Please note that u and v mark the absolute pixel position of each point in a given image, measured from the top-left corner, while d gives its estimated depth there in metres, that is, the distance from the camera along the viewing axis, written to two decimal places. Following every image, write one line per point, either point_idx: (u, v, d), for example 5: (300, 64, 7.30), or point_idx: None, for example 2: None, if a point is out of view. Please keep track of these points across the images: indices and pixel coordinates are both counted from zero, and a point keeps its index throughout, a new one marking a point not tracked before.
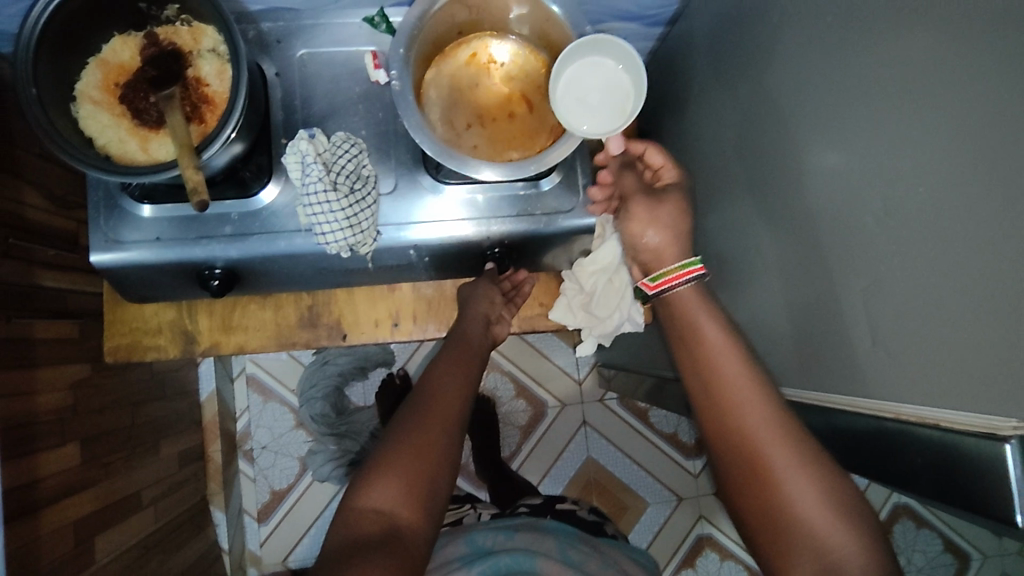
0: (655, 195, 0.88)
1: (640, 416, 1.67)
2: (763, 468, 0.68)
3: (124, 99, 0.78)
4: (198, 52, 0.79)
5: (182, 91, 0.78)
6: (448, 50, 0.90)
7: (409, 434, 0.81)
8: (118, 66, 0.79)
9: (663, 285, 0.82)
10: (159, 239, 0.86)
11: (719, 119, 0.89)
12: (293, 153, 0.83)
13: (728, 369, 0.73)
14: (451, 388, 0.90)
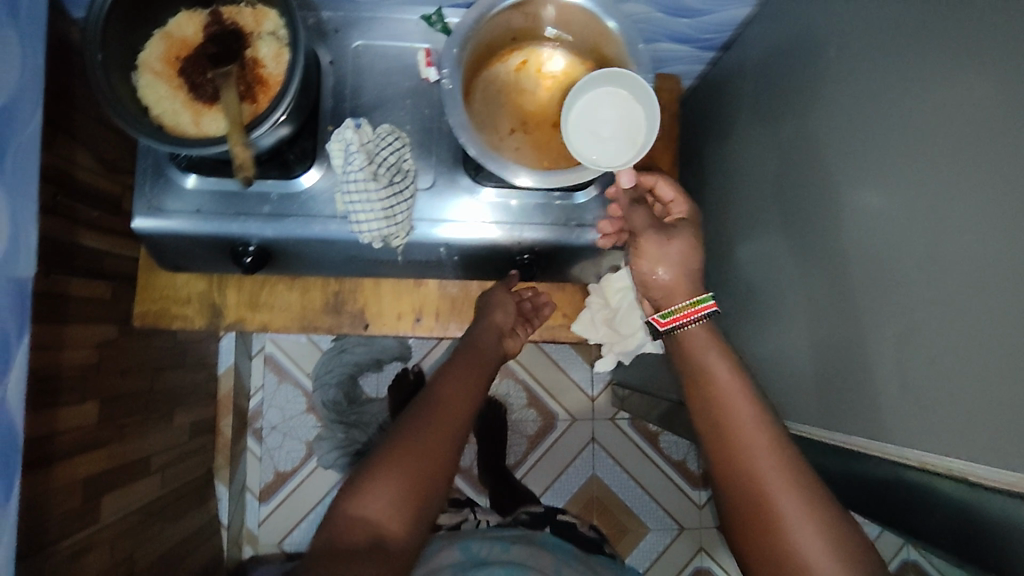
0: (665, 231, 0.84)
1: (650, 440, 1.65)
2: (769, 511, 0.66)
3: (182, 73, 0.80)
4: (259, 34, 0.81)
5: (239, 70, 0.80)
6: (500, 55, 0.92)
7: (410, 443, 0.78)
8: (180, 41, 0.81)
9: (675, 323, 0.80)
10: (199, 211, 0.87)
11: (761, 149, 0.88)
12: (338, 140, 0.84)
13: (741, 411, 0.72)
14: (460, 396, 0.86)
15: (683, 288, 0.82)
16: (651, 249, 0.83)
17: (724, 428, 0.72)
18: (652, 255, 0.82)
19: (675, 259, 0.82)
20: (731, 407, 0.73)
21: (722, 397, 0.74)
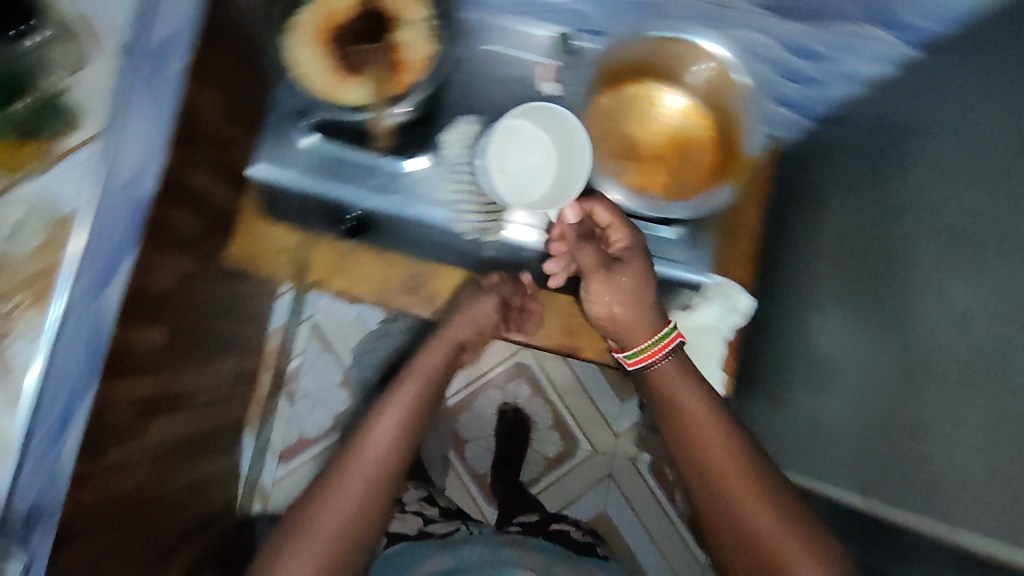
0: (613, 267, 0.94)
1: (666, 490, 1.63)
2: (751, 527, 0.80)
3: (328, 41, 0.84)
4: (404, 19, 0.86)
5: (381, 50, 0.85)
6: (624, 84, 0.97)
7: (325, 519, 0.86)
8: (330, 10, 0.84)
9: (642, 360, 0.94)
10: (310, 171, 0.91)
11: (845, 225, 0.93)
12: (456, 133, 0.93)
13: (713, 444, 0.86)
14: (380, 443, 0.92)
15: (641, 329, 0.94)
16: (601, 283, 0.95)
17: (702, 453, 0.86)
18: (602, 294, 0.95)
19: (617, 293, 0.94)
20: (704, 428, 0.87)
21: (694, 420, 0.88)
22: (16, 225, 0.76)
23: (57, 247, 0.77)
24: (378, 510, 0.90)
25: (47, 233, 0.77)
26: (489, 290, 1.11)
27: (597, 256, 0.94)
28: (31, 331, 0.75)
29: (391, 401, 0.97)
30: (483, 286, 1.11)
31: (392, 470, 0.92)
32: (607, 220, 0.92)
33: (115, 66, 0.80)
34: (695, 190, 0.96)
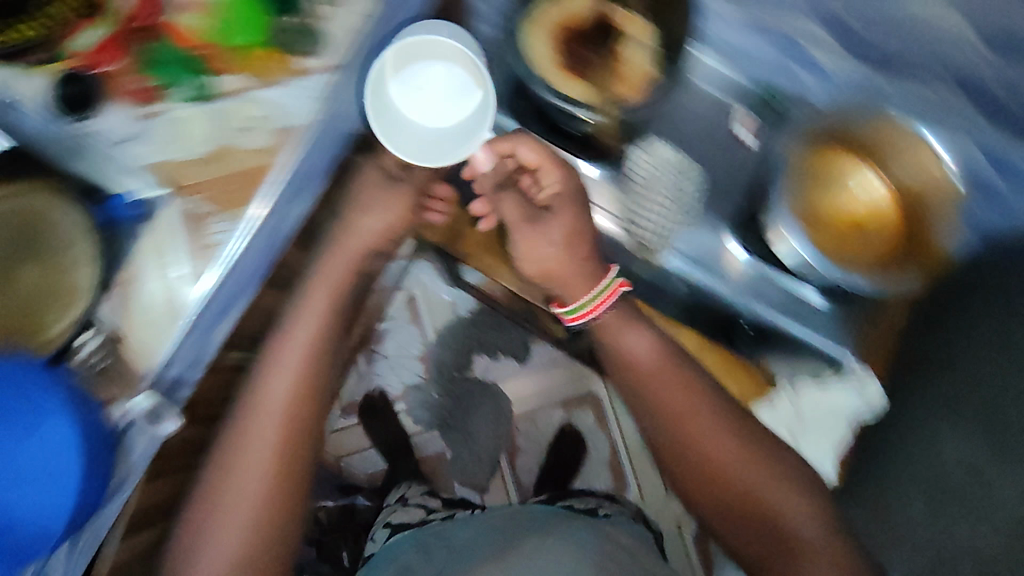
0: (537, 212, 0.91)
1: (705, 558, 1.61)
2: (712, 464, 0.92)
3: (559, 36, 0.88)
4: (631, 36, 0.88)
5: (604, 58, 0.89)
6: (827, 155, 0.92)
7: (227, 503, 0.88)
8: (570, 10, 0.89)
9: (587, 315, 0.91)
10: None
11: (978, 367, 0.83)
12: (640, 155, 0.96)
13: (676, 402, 0.92)
14: (262, 466, 0.88)
15: (580, 281, 0.90)
16: (543, 243, 0.90)
17: (641, 391, 0.94)
18: (531, 244, 0.91)
19: (552, 236, 0.90)
20: (683, 408, 0.92)
21: (648, 378, 0.93)
22: (246, 126, 0.83)
23: (271, 156, 0.83)
24: (274, 523, 0.90)
25: (269, 140, 0.83)
26: (370, 166, 0.92)
27: (523, 213, 0.91)
28: (235, 220, 0.82)
29: (262, 410, 0.89)
30: (361, 170, 0.92)
31: (283, 463, 0.90)
32: (535, 159, 0.88)
33: (360, 8, 0.84)
34: (915, 264, 0.86)
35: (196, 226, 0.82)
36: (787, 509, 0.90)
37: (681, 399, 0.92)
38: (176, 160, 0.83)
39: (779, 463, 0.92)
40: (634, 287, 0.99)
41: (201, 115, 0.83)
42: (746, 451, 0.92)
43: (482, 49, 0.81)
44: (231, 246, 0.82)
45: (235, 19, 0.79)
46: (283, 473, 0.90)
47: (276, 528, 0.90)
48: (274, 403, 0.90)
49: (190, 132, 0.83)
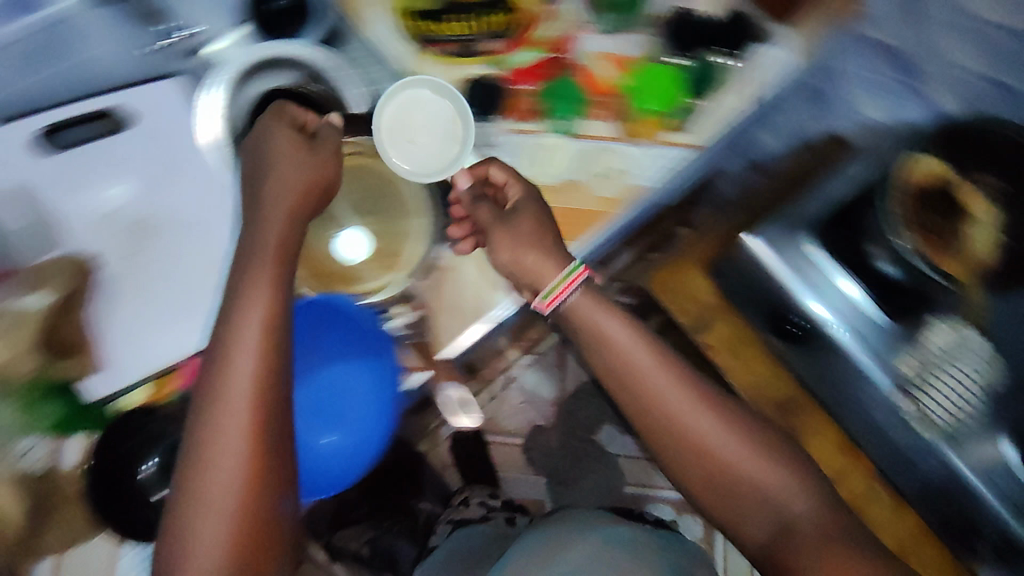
0: (507, 215, 0.80)
1: None
2: (722, 464, 0.74)
3: (913, 193, 0.84)
4: (983, 220, 0.83)
5: (945, 228, 0.84)
6: None
7: (208, 487, 0.65)
8: (930, 170, 0.84)
9: (559, 299, 0.75)
10: (797, 269, 0.94)
11: None
12: (946, 331, 0.90)
13: (660, 381, 0.74)
14: (234, 447, 0.65)
15: (550, 262, 0.76)
16: (526, 245, 0.77)
17: (635, 385, 0.74)
18: (515, 249, 0.78)
19: (532, 236, 0.78)
20: (662, 397, 0.74)
21: (632, 362, 0.74)
22: (602, 173, 0.87)
23: (612, 206, 0.87)
24: (279, 492, 0.67)
25: (618, 194, 0.87)
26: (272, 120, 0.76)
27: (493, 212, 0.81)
28: None
29: (221, 402, 0.65)
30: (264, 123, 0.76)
31: (261, 417, 0.66)
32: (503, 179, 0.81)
33: (746, 107, 0.87)
34: None
35: None
36: (743, 459, 0.74)
37: (668, 382, 0.74)
38: (523, 175, 0.86)
39: (745, 419, 0.76)
40: (880, 448, 0.97)
41: (566, 147, 0.86)
42: (738, 434, 0.74)
43: (448, 83, 0.81)
44: None
45: (649, 83, 0.85)
46: (262, 432, 0.66)
47: (272, 496, 0.67)
48: (225, 397, 0.65)
49: (550, 160, 0.87)
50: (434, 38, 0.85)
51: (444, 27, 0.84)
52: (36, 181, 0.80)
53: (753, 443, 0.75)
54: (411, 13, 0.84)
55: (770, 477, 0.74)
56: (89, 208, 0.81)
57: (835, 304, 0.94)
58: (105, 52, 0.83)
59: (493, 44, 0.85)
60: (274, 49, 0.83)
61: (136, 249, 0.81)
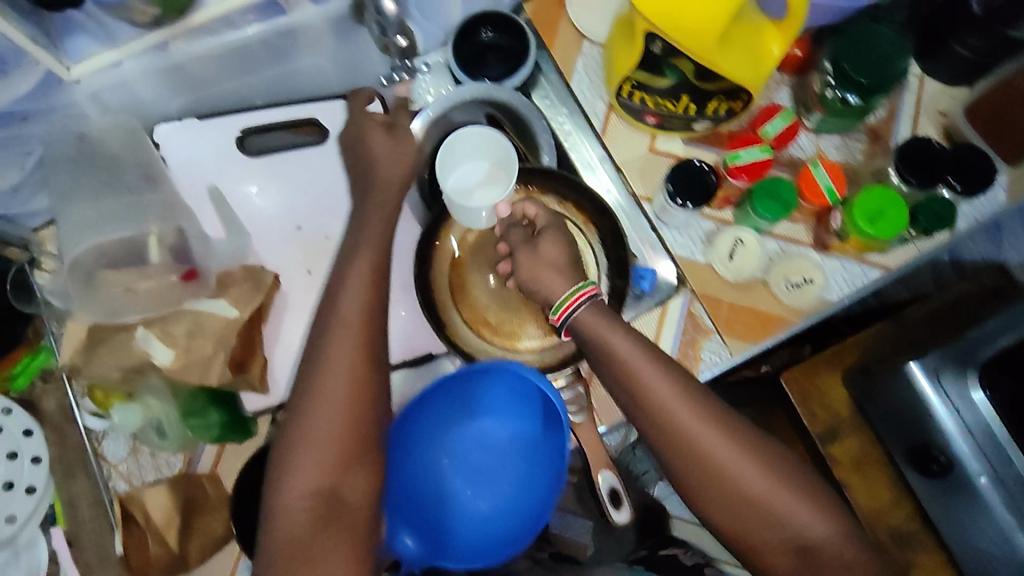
0: (534, 237, 0.78)
1: None
2: (747, 492, 0.66)
3: None
4: None
5: None
6: None
7: (317, 411, 0.61)
8: None
9: (566, 314, 0.72)
10: (957, 409, 0.90)
11: None
12: None
13: (681, 413, 0.67)
14: (342, 383, 0.61)
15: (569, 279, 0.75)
16: (544, 269, 0.75)
17: (650, 411, 0.68)
18: (535, 271, 0.76)
19: (554, 258, 0.76)
20: (675, 420, 0.67)
21: (652, 390, 0.68)
22: (794, 283, 0.84)
23: (796, 316, 0.85)
24: (379, 438, 0.63)
25: (807, 307, 0.84)
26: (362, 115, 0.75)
27: (526, 235, 0.79)
28: (732, 347, 0.85)
29: (326, 354, 0.62)
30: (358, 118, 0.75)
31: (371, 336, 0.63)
32: (536, 213, 0.80)
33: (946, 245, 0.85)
34: None
35: (692, 332, 0.85)
36: (779, 496, 0.66)
37: (695, 416, 0.67)
38: (701, 260, 0.86)
39: (783, 454, 0.68)
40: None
41: (757, 246, 0.84)
42: (762, 459, 0.67)
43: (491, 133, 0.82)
44: (710, 365, 0.85)
45: (870, 204, 0.76)
46: (371, 353, 0.63)
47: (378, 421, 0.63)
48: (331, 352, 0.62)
49: (743, 260, 0.84)
50: (645, 108, 0.82)
51: (661, 102, 0.80)
52: (227, 182, 0.81)
53: (780, 466, 0.67)
54: (632, 83, 0.79)
55: (803, 510, 0.66)
56: (272, 217, 0.82)
57: (953, 403, 0.90)
58: (318, 59, 0.80)
59: (705, 126, 0.82)
60: (473, 91, 0.86)
61: (312, 267, 0.82)
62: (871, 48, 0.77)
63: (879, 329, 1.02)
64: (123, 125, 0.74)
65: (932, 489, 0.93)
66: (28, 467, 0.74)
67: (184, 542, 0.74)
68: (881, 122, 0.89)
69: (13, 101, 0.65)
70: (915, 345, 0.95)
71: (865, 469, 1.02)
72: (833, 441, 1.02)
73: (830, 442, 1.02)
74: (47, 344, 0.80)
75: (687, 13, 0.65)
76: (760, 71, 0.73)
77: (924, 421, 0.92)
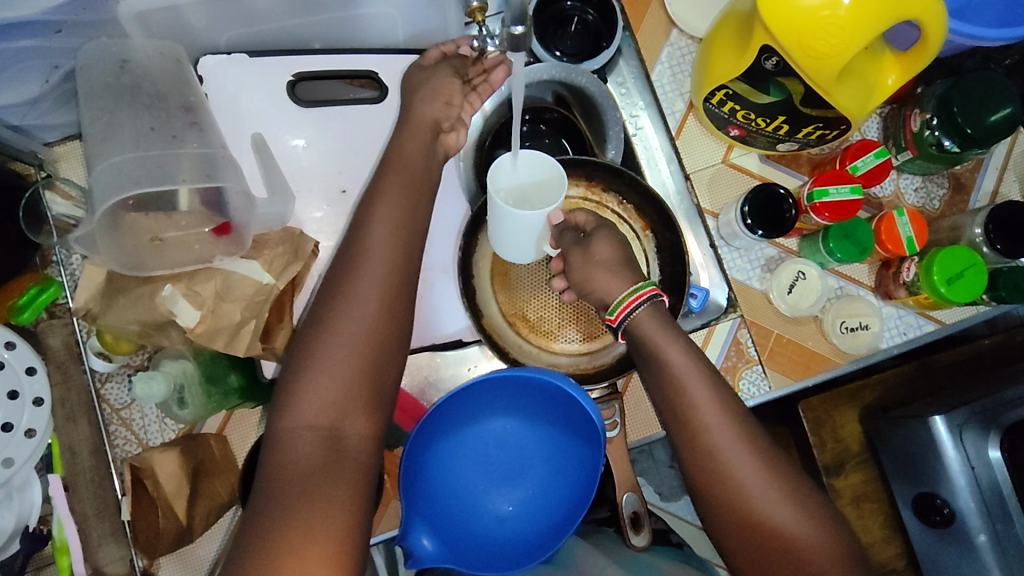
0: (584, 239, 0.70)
1: None
2: (756, 524, 0.59)
3: None
4: None
5: None
6: None
7: (359, 341, 0.59)
8: None
9: (624, 315, 0.65)
10: (971, 467, 0.76)
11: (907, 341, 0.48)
12: None
13: (704, 419, 0.61)
14: (386, 312, 0.60)
15: (623, 273, 0.68)
16: (600, 272, 0.67)
17: (668, 402, 0.63)
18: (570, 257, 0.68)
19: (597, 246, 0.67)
20: (689, 429, 0.62)
21: (679, 386, 0.63)
22: (850, 327, 0.81)
23: (841, 359, 0.83)
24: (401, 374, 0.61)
25: (857, 352, 0.82)
26: (441, 72, 0.72)
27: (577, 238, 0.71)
28: (772, 380, 0.82)
29: (368, 306, 0.60)
30: (426, 75, 0.73)
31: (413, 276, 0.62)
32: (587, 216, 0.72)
33: (994, 308, 0.85)
34: None
35: (734, 359, 0.82)
36: (799, 536, 0.58)
37: (716, 423, 0.61)
38: (755, 290, 0.83)
39: (804, 488, 0.61)
40: None
41: (818, 281, 0.81)
42: (782, 488, 0.60)
43: (523, 163, 0.69)
44: (747, 397, 0.82)
45: (942, 262, 0.74)
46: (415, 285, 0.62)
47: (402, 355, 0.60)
48: (373, 305, 0.60)
49: (802, 295, 0.81)
50: (730, 120, 0.78)
51: (751, 116, 0.75)
52: (274, 131, 0.75)
53: (801, 503, 0.59)
54: (727, 92, 0.73)
55: (819, 556, 0.57)
56: (316, 175, 0.76)
57: (969, 461, 0.76)
58: (387, 10, 0.73)
59: (788, 148, 0.79)
60: (543, 73, 0.79)
61: None
62: (987, 95, 0.71)
63: (904, 368, 0.92)
64: (167, 54, 0.69)
65: (932, 542, 0.82)
66: (29, 409, 0.69)
67: (192, 510, 0.70)
68: (966, 169, 0.85)
69: (50, 11, 0.57)
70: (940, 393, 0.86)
71: (863, 506, 0.90)
72: (837, 474, 0.90)
73: (834, 473, 0.90)
74: (54, 277, 0.76)
75: (820, 38, 0.59)
76: (869, 105, 0.68)
77: (934, 473, 0.79)
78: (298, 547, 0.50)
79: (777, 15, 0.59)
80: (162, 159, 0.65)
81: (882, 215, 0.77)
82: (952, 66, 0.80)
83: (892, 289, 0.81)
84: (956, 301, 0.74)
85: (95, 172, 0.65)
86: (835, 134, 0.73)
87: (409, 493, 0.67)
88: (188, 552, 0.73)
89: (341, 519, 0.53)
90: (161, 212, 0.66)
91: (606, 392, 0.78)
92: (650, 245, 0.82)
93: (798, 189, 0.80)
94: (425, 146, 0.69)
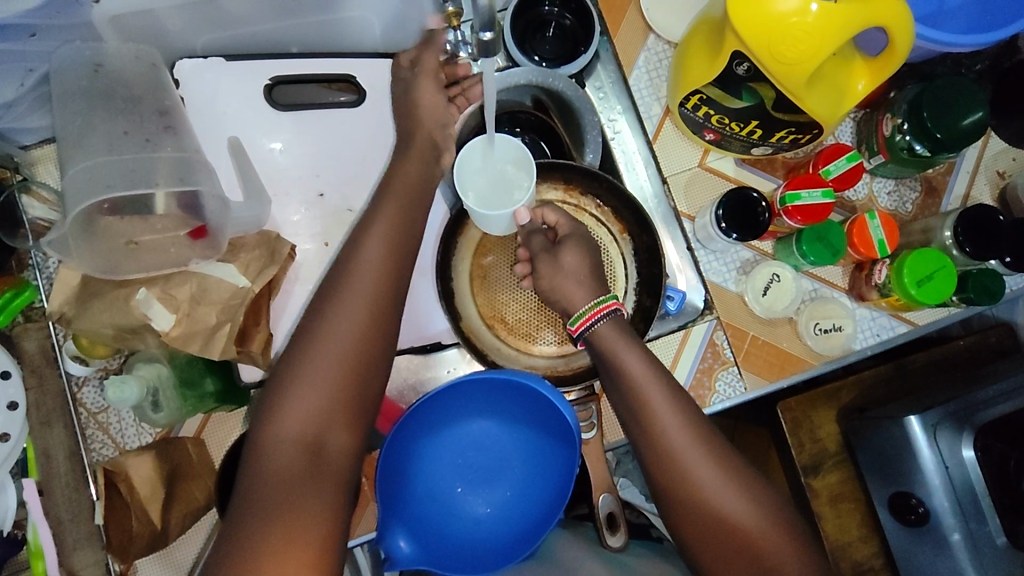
0: (556, 246, 0.72)
1: None
2: (728, 525, 0.59)
3: None
4: None
5: None
6: None
7: (332, 343, 0.59)
8: None
9: (585, 326, 0.67)
10: (945, 467, 0.77)
11: None
12: None
13: (671, 422, 0.62)
14: (359, 315, 0.60)
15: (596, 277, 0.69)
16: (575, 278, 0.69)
17: (640, 403, 0.64)
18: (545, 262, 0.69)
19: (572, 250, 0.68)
20: (663, 429, 0.62)
21: (651, 388, 0.64)
22: (823, 328, 0.83)
23: (816, 360, 0.84)
24: (375, 375, 0.61)
25: (831, 354, 0.83)
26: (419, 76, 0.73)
27: (547, 242, 0.72)
28: (748, 381, 0.83)
29: (340, 310, 0.60)
30: (404, 80, 0.73)
31: (388, 279, 0.62)
32: (557, 219, 0.73)
33: (965, 311, 0.86)
34: None
35: (710, 361, 0.83)
36: (768, 546, 0.58)
37: (684, 425, 0.63)
38: (731, 292, 0.84)
39: (770, 492, 0.62)
40: None
41: (792, 283, 0.82)
42: (748, 493, 0.61)
43: (485, 159, 0.73)
44: (722, 398, 0.82)
45: (914, 265, 0.75)
46: (389, 287, 0.62)
47: (379, 358, 0.61)
48: (347, 308, 0.60)
49: (776, 296, 0.82)
50: (706, 124, 0.78)
51: (725, 120, 0.76)
52: (251, 134, 0.76)
53: (770, 506, 0.60)
54: (701, 97, 0.74)
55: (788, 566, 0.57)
56: (293, 178, 0.77)
57: (943, 461, 0.77)
58: (365, 14, 0.73)
59: (763, 152, 0.80)
60: (519, 78, 0.80)
61: (330, 239, 0.77)
62: (954, 100, 0.72)
63: (879, 368, 0.92)
64: (143, 58, 0.70)
65: (907, 540, 0.83)
66: (3, 413, 0.72)
67: (167, 514, 0.70)
68: (938, 172, 0.86)
69: (23, 16, 0.58)
70: (913, 393, 0.87)
71: (840, 506, 0.90)
72: (814, 473, 0.90)
73: (811, 473, 0.90)
74: (30, 280, 0.76)
75: (788, 45, 0.60)
76: (840, 110, 0.69)
77: (908, 472, 0.80)
78: (276, 552, 0.51)
79: (746, 22, 0.60)
80: (135, 164, 0.66)
81: (854, 219, 0.78)
82: (923, 71, 0.82)
83: (865, 291, 0.82)
84: (924, 304, 0.76)
85: (68, 176, 0.66)
86: (808, 139, 0.74)
87: (386, 498, 0.67)
88: (168, 552, 0.73)
89: (316, 524, 0.53)
90: (137, 215, 0.66)
91: (583, 392, 0.78)
92: (628, 248, 0.83)
93: (772, 193, 0.81)
94: (403, 150, 0.70)
